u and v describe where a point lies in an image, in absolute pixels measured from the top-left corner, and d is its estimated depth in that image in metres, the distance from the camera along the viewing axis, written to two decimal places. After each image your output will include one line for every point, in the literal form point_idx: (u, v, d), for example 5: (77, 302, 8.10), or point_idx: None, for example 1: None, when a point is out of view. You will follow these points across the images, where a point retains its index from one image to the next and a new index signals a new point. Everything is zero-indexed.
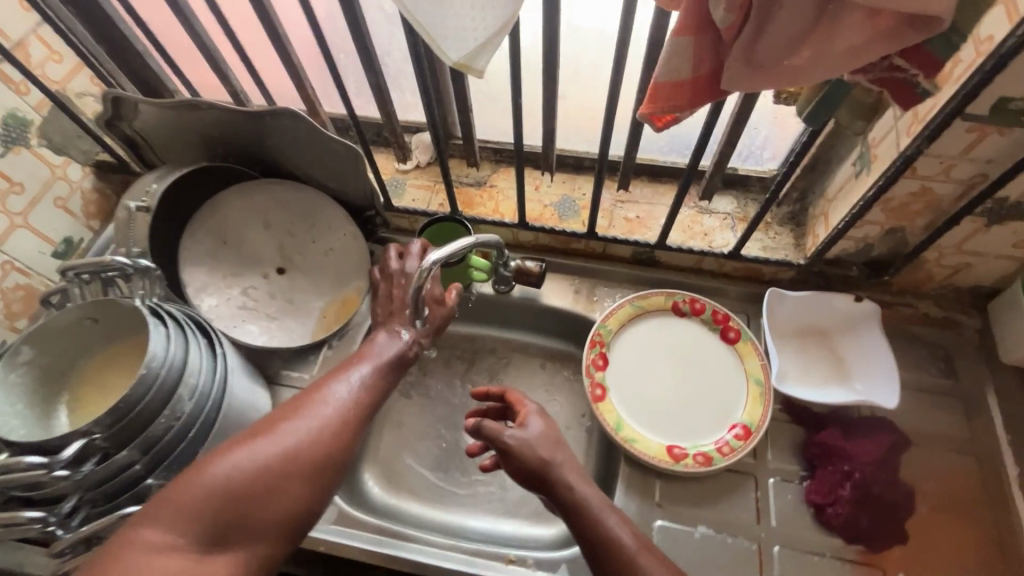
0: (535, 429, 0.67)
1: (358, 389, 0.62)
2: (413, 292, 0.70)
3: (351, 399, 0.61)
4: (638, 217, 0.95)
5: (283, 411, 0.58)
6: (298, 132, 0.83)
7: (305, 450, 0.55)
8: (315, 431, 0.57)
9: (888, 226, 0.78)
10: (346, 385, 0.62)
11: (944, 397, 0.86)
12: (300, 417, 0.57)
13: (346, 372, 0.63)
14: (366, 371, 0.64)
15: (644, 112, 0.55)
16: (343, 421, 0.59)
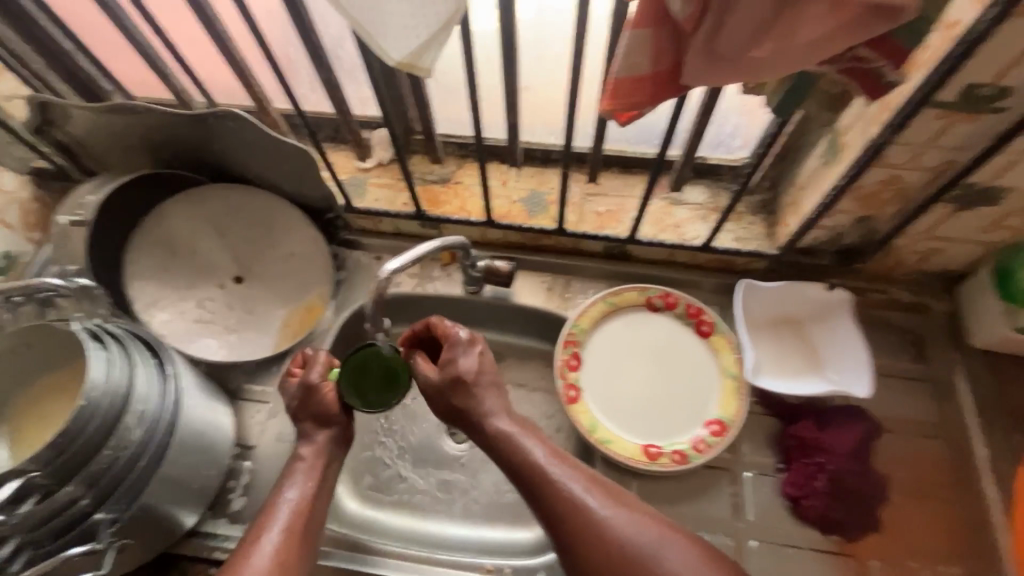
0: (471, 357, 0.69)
1: (302, 486, 0.65)
2: (371, 305, 0.67)
3: (298, 497, 0.64)
4: (609, 211, 0.93)
5: (257, 522, 0.62)
6: (243, 133, 0.78)
7: (294, 557, 0.60)
8: (288, 538, 0.61)
9: (859, 215, 0.76)
10: (292, 487, 0.65)
11: (918, 383, 0.86)
12: (269, 531, 0.61)
13: (289, 478, 0.66)
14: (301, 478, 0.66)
15: (604, 109, 0.52)
16: (302, 529, 0.62)
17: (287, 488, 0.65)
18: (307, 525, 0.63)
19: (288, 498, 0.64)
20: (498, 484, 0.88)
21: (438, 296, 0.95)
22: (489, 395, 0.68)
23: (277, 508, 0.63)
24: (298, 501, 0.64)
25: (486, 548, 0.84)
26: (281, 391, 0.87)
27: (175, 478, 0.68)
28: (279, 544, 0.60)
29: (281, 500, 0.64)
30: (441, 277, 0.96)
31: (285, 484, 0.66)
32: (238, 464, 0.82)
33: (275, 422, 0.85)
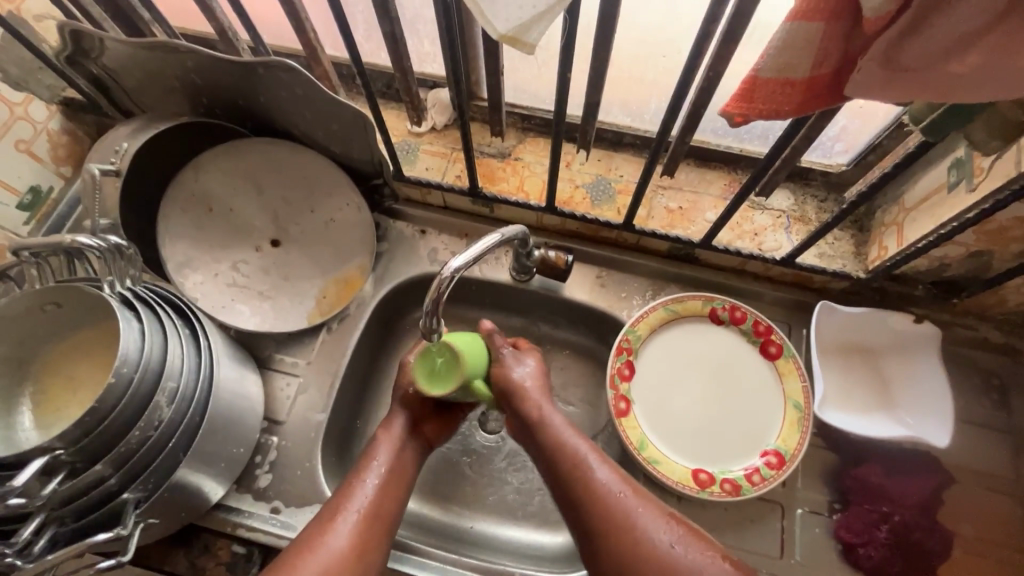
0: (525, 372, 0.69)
1: (388, 466, 0.66)
2: (427, 305, 0.60)
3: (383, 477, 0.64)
4: (681, 208, 0.84)
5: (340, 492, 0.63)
6: (294, 87, 0.69)
7: (372, 533, 0.60)
8: (365, 519, 0.60)
9: (975, 249, 0.67)
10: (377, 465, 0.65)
11: (997, 433, 0.79)
12: (349, 507, 0.61)
13: (373, 457, 0.66)
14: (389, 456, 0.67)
15: (726, 111, 0.44)
16: (384, 509, 0.62)
17: (374, 467, 0.65)
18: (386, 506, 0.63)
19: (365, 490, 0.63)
20: (531, 485, 0.85)
21: (486, 280, 0.89)
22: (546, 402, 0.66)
23: (356, 490, 0.63)
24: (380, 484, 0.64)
25: (509, 549, 0.81)
26: (313, 365, 0.83)
27: (202, 456, 0.65)
28: (354, 527, 0.59)
29: (361, 482, 0.63)
30: (489, 260, 0.90)
31: (370, 460, 0.66)
32: (266, 438, 0.79)
33: (306, 399, 0.81)
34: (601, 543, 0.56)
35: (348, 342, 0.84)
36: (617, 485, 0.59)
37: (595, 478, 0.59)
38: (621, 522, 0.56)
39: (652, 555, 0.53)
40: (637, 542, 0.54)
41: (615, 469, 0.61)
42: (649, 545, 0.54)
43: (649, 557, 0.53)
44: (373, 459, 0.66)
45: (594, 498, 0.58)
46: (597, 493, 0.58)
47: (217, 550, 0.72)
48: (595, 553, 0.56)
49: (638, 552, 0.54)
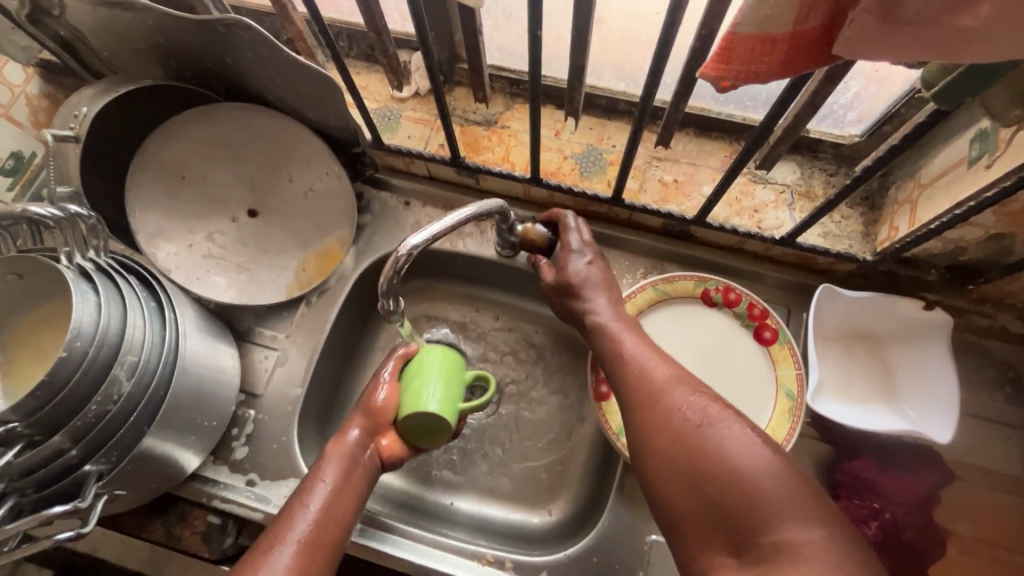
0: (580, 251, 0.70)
1: (334, 489, 0.60)
2: (382, 285, 0.57)
3: (329, 502, 0.59)
4: (676, 181, 0.79)
5: (284, 519, 0.57)
6: (259, 48, 0.65)
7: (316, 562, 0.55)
8: (307, 549, 0.55)
9: (995, 232, 0.61)
10: (320, 490, 0.60)
11: (1006, 429, 0.74)
12: (285, 541, 0.55)
13: (319, 476, 0.61)
14: (338, 472, 0.61)
15: (706, 74, 0.39)
16: (327, 542, 0.57)
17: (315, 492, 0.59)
18: (333, 530, 0.58)
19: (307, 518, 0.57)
20: (511, 465, 0.84)
21: (471, 255, 0.87)
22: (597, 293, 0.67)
23: (296, 520, 0.57)
24: (324, 507, 0.59)
25: (486, 527, 0.80)
26: (293, 339, 0.82)
27: (171, 429, 0.64)
28: (294, 559, 0.54)
29: (304, 507, 0.58)
30: (473, 234, 0.86)
31: (314, 481, 0.61)
32: (242, 411, 0.78)
33: (283, 373, 0.80)
34: (636, 407, 0.54)
35: (327, 316, 0.83)
36: (661, 368, 0.55)
37: (637, 363, 0.57)
38: (655, 394, 0.53)
39: (685, 431, 0.48)
40: (662, 407, 0.51)
41: (659, 353, 0.58)
42: (673, 412, 0.50)
43: (687, 437, 0.48)
44: (320, 478, 0.61)
45: (637, 378, 0.55)
46: (637, 373, 0.56)
47: (192, 520, 0.73)
48: (632, 395, 0.55)
49: (661, 426, 0.50)
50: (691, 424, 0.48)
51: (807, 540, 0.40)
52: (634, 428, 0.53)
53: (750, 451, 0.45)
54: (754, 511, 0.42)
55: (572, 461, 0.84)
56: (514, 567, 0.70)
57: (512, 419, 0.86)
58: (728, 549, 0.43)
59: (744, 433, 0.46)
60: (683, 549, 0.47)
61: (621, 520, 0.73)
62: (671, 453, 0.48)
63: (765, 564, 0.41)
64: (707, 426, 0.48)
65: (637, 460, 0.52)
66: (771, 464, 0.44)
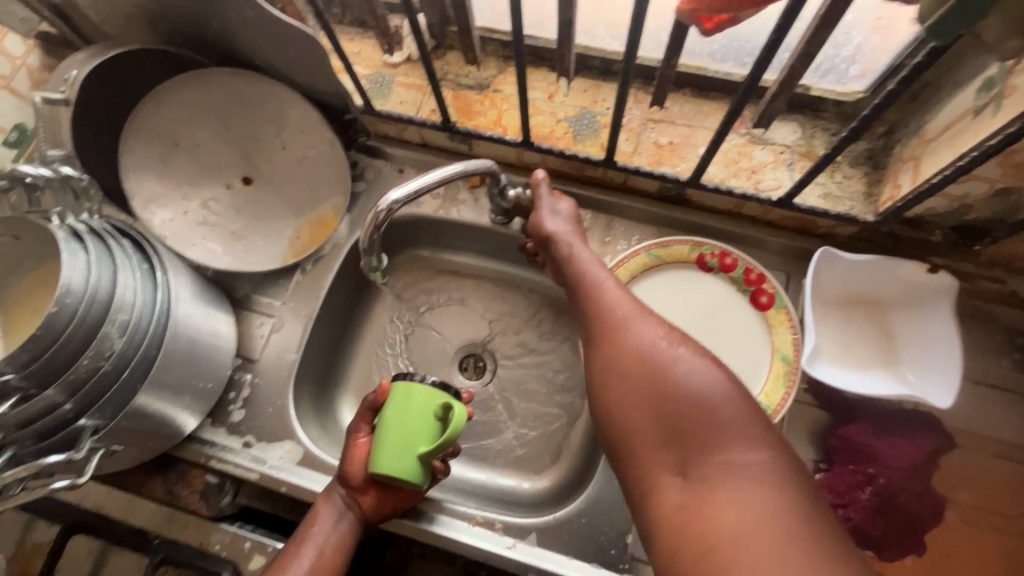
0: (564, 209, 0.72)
1: (324, 544, 0.62)
2: (365, 239, 0.60)
3: (318, 555, 0.61)
4: (672, 143, 0.77)
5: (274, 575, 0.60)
6: (244, 8, 0.65)
7: None
8: None
9: (1001, 186, 0.58)
10: (312, 543, 0.62)
11: (1012, 396, 0.71)
12: None
13: (312, 527, 0.63)
14: (328, 527, 0.63)
15: (684, 12, 0.42)
16: None
17: (307, 545, 0.62)
18: None
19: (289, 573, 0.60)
20: (503, 433, 0.84)
21: (464, 223, 0.86)
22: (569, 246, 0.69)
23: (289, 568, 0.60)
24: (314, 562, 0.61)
25: (479, 492, 0.81)
26: (288, 306, 0.83)
27: (164, 387, 0.66)
28: None
29: (296, 556, 0.61)
30: (467, 202, 0.86)
31: (308, 530, 0.63)
32: (239, 376, 0.79)
33: (279, 339, 0.81)
34: (599, 339, 0.56)
35: (321, 285, 0.83)
36: (626, 303, 0.58)
37: (603, 298, 0.60)
38: (617, 325, 0.56)
39: (642, 357, 0.51)
40: (623, 340, 0.54)
41: (625, 290, 0.61)
42: (636, 345, 0.53)
43: (646, 363, 0.51)
44: (312, 530, 0.63)
45: (602, 311, 0.58)
46: (602, 307, 0.59)
47: (191, 479, 0.74)
48: (597, 326, 0.58)
49: (622, 357, 0.53)
50: (654, 355, 0.51)
51: (750, 460, 0.43)
52: (596, 358, 0.56)
53: (708, 380, 0.48)
54: (707, 431, 0.46)
55: (565, 429, 0.83)
56: (504, 528, 0.71)
57: (506, 387, 0.87)
58: (675, 466, 0.46)
59: (701, 364, 0.49)
60: (631, 468, 0.50)
61: (611, 485, 0.72)
62: (631, 382, 0.51)
63: (707, 477, 0.44)
64: (667, 359, 0.50)
65: (596, 390, 0.55)
66: (725, 389, 0.47)
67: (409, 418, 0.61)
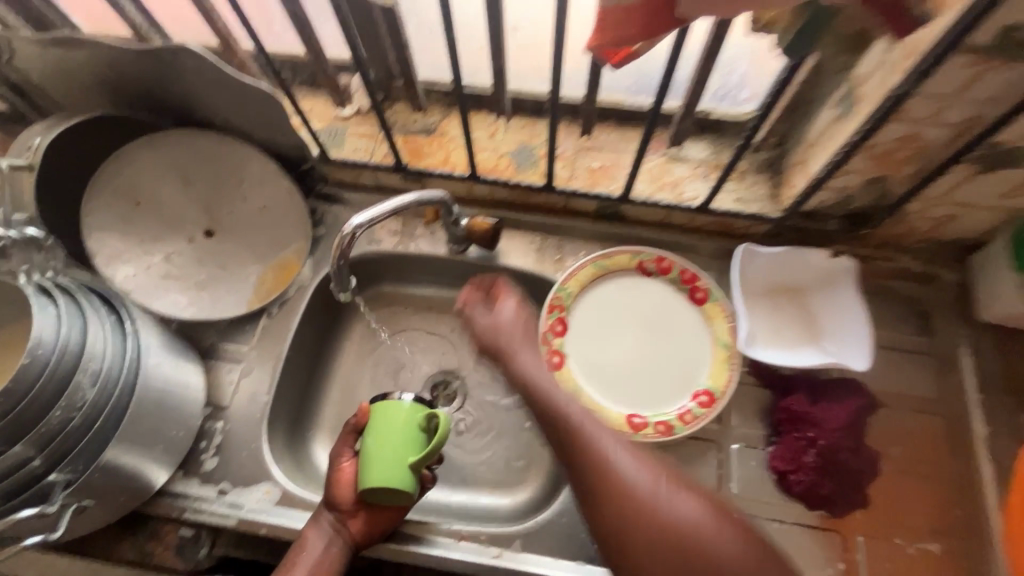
0: (507, 313, 0.72)
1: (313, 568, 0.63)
2: (335, 263, 0.66)
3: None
4: (602, 167, 0.87)
5: None
6: (204, 72, 0.71)
7: None
8: None
9: (872, 175, 0.70)
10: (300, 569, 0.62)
11: (919, 356, 0.82)
12: None
13: (302, 551, 0.64)
14: (318, 549, 0.64)
15: (592, 46, 0.46)
16: None
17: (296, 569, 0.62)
18: None
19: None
20: (479, 454, 0.87)
21: (423, 255, 0.92)
22: (522, 346, 0.69)
23: None
24: None
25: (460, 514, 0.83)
26: (256, 351, 0.84)
27: (136, 435, 0.66)
28: None
29: None
30: (424, 236, 0.92)
31: (299, 550, 0.64)
32: (210, 424, 0.79)
33: (249, 384, 0.82)
34: (571, 462, 0.57)
35: (287, 328, 0.85)
36: (579, 414, 0.60)
37: (558, 405, 0.61)
38: (582, 440, 0.57)
39: (620, 492, 0.54)
40: (598, 463, 0.56)
41: (579, 401, 0.62)
42: (612, 471, 0.55)
43: (631, 499, 0.53)
44: (301, 554, 0.64)
45: (563, 425, 0.59)
46: (562, 420, 0.60)
47: (164, 535, 0.72)
48: (564, 441, 0.58)
49: (603, 481, 0.55)
50: (639, 492, 0.54)
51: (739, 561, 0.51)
52: (577, 483, 0.57)
53: (696, 513, 0.53)
54: (704, 553, 0.51)
55: (537, 440, 0.87)
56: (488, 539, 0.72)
57: (478, 407, 0.90)
58: None
59: (679, 496, 0.54)
60: None
61: None
62: (618, 514, 0.53)
63: None
64: (655, 498, 0.54)
65: (587, 508, 0.55)
66: (706, 519, 0.53)
67: (392, 430, 0.65)
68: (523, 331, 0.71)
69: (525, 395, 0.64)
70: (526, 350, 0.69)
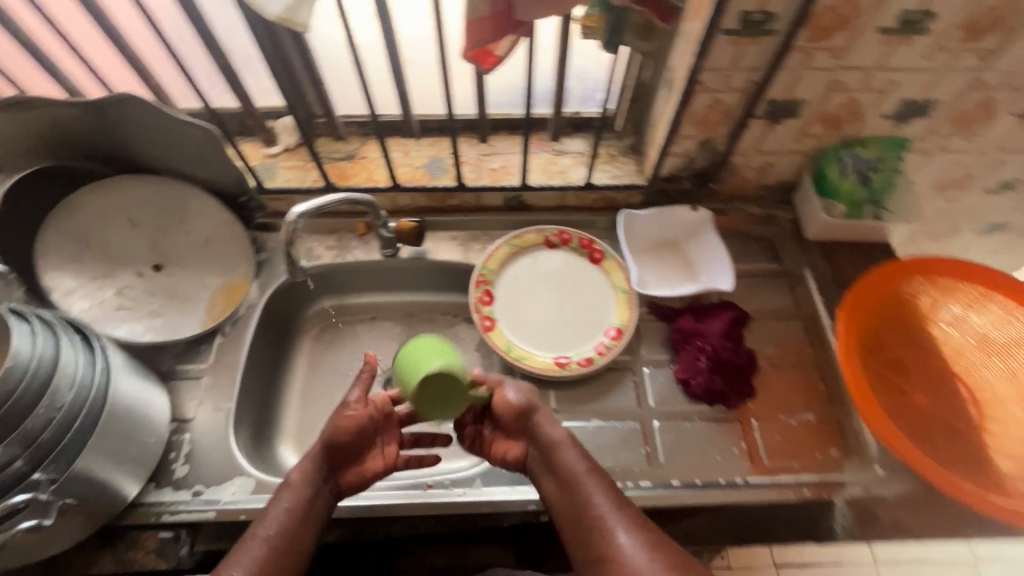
0: (517, 403, 0.77)
1: (303, 502, 0.69)
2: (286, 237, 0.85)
3: (294, 511, 0.68)
4: (502, 166, 1.04)
5: (250, 531, 0.66)
6: (147, 119, 0.82)
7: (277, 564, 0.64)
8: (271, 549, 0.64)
9: (701, 138, 0.92)
10: (286, 503, 0.68)
11: (775, 277, 1.02)
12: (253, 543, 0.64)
13: (290, 487, 0.69)
14: (308, 487, 0.70)
15: (468, 47, 0.63)
16: (290, 540, 0.66)
17: (283, 502, 0.68)
18: (296, 534, 0.67)
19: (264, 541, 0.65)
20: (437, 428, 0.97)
21: (361, 263, 1.03)
22: (568, 448, 0.74)
23: (265, 524, 0.66)
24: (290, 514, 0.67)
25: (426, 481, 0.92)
26: (215, 366, 0.91)
27: (110, 441, 0.71)
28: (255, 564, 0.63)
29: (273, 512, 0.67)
30: (359, 246, 1.04)
31: (288, 483, 0.70)
32: (178, 437, 0.84)
33: (210, 395, 0.88)
34: None
35: (242, 341, 0.93)
36: (630, 540, 0.64)
37: (614, 530, 0.65)
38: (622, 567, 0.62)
39: None
40: None
41: (642, 526, 0.66)
42: None
43: None
44: (287, 493, 0.69)
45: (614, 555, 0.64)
46: (611, 547, 0.64)
47: (144, 541, 0.77)
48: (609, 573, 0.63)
49: None
50: None
51: None
52: None
53: None
54: None
55: None
56: (452, 483, 0.82)
57: None
58: None
59: None
60: None
61: None
62: None
63: None
64: None
65: None
66: None
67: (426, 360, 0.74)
68: (569, 439, 0.75)
69: (572, 506, 0.70)
70: (575, 454, 0.73)
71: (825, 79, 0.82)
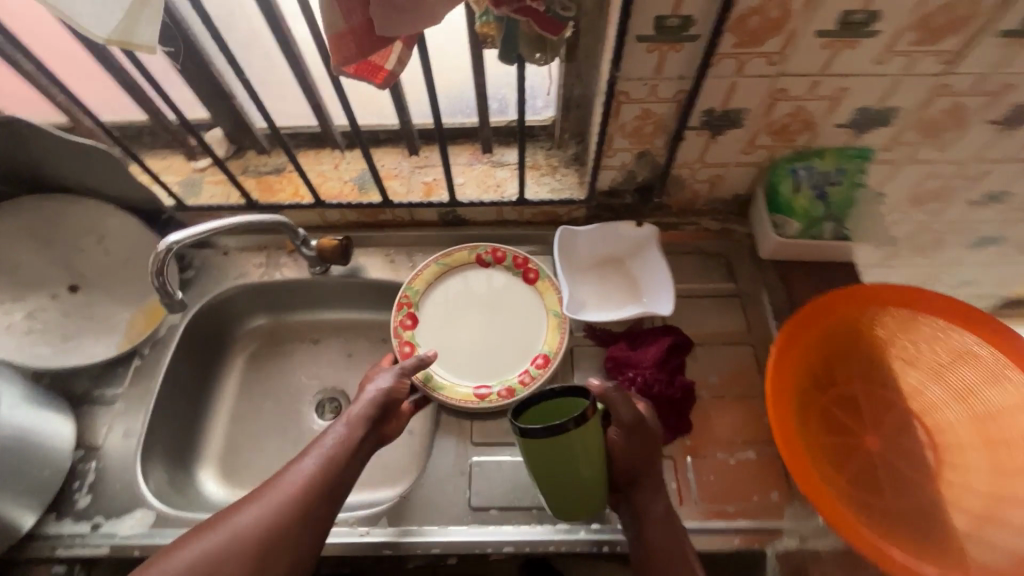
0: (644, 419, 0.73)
1: (332, 452, 0.70)
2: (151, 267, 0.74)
3: (320, 462, 0.69)
4: (435, 180, 0.99)
5: (271, 479, 0.68)
6: (46, 140, 0.80)
7: (288, 517, 0.65)
8: (285, 503, 0.65)
9: (637, 150, 0.85)
10: (317, 453, 0.70)
11: (728, 299, 0.94)
12: (266, 495, 0.66)
13: (330, 432, 0.72)
14: (343, 432, 0.72)
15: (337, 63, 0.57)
16: (312, 492, 0.67)
17: (317, 453, 0.70)
18: (319, 491, 0.67)
19: (229, 533, 0.63)
20: None
21: (290, 281, 1.00)
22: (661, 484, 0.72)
23: (296, 468, 0.68)
24: (316, 470, 0.68)
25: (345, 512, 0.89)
26: (131, 391, 0.88)
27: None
28: (257, 514, 0.65)
29: (308, 457, 0.69)
30: (289, 264, 1.00)
31: (330, 430, 0.73)
32: (83, 465, 0.82)
33: (122, 421, 0.86)
34: None
35: (161, 364, 0.90)
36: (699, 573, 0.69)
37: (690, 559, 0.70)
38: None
39: None
40: None
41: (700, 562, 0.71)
42: None
43: None
44: (325, 441, 0.71)
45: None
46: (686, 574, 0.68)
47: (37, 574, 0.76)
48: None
49: None
50: None
51: None
52: None
53: None
54: None
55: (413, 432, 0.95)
56: (356, 520, 0.78)
57: None
58: None
59: None
60: None
61: (447, 455, 0.83)
62: None
63: None
64: None
65: None
66: None
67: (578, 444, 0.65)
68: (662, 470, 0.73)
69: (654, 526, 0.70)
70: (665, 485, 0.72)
71: (765, 87, 0.74)
